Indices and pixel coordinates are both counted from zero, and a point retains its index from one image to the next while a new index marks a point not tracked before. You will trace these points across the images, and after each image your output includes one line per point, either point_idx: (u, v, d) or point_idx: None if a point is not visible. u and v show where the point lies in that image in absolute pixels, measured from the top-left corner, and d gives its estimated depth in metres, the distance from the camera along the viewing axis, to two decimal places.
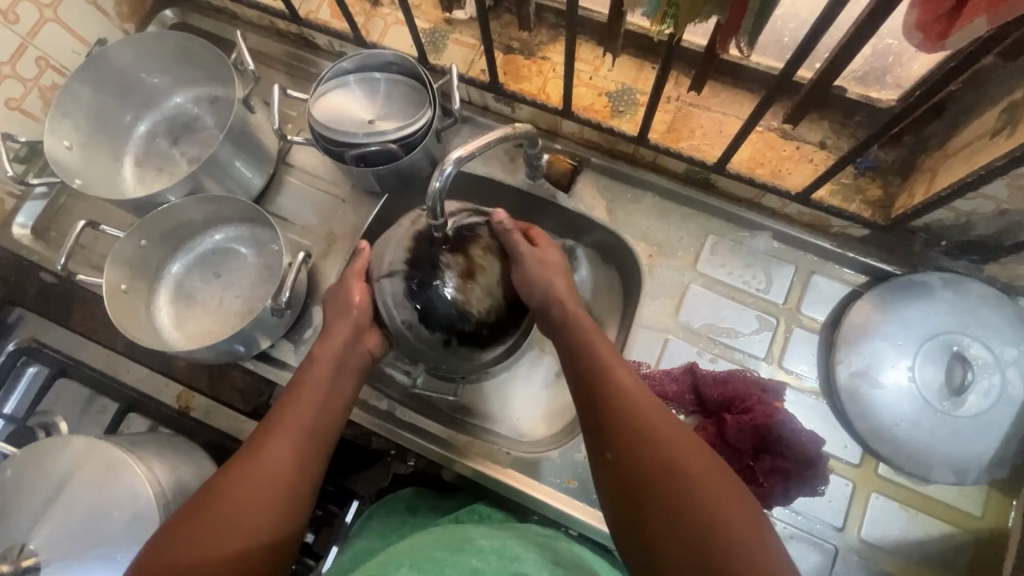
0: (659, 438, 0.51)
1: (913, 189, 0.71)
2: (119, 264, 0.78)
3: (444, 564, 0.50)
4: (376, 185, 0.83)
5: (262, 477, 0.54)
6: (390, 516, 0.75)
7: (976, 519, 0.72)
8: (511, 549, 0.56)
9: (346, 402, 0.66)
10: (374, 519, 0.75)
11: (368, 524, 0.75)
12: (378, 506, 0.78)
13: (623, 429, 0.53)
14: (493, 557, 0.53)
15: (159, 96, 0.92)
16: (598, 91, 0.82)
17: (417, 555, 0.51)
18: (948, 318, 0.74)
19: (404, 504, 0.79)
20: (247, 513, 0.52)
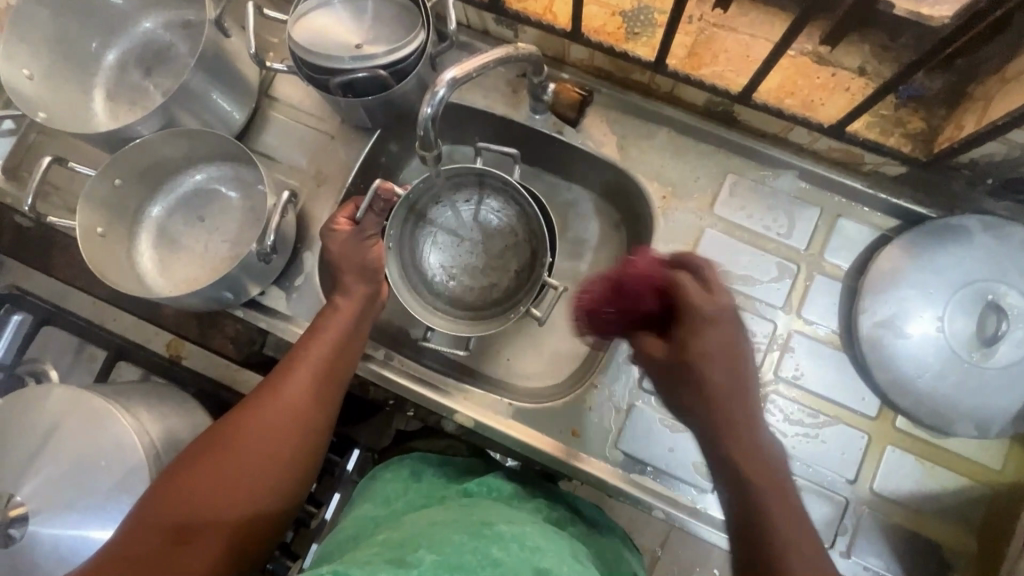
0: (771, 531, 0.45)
1: (962, 120, 0.64)
2: (92, 205, 0.73)
3: (465, 554, 0.48)
4: (367, 119, 0.77)
5: (248, 459, 0.56)
6: (393, 481, 0.71)
7: (994, 473, 0.70)
8: (530, 538, 0.54)
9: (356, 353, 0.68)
10: (376, 484, 0.71)
11: (371, 487, 0.71)
12: (384, 466, 0.75)
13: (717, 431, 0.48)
14: (513, 545, 0.52)
15: (126, 20, 0.83)
16: (611, 10, 0.73)
17: (436, 539, 0.50)
18: (986, 265, 0.68)
19: (409, 468, 0.74)
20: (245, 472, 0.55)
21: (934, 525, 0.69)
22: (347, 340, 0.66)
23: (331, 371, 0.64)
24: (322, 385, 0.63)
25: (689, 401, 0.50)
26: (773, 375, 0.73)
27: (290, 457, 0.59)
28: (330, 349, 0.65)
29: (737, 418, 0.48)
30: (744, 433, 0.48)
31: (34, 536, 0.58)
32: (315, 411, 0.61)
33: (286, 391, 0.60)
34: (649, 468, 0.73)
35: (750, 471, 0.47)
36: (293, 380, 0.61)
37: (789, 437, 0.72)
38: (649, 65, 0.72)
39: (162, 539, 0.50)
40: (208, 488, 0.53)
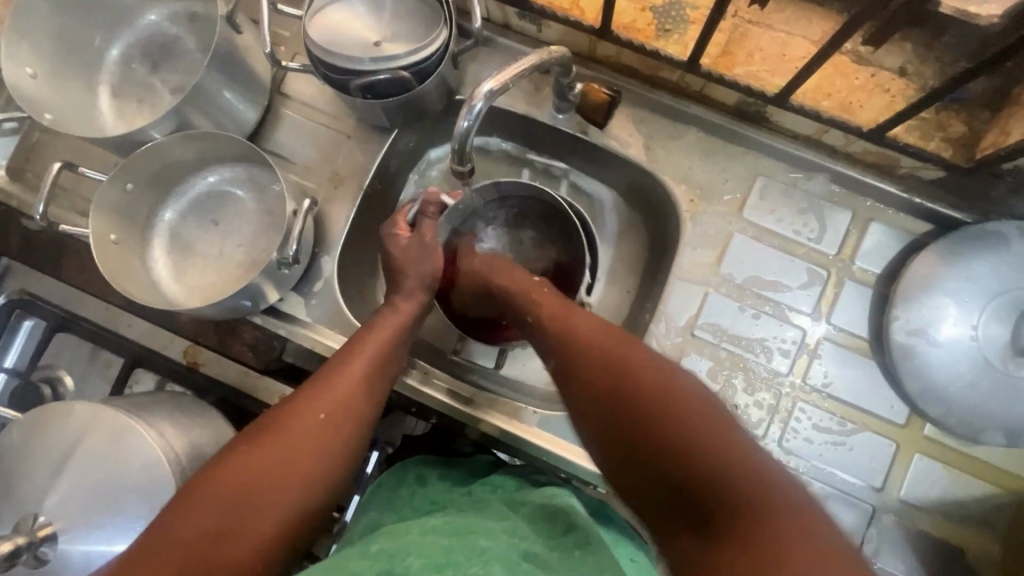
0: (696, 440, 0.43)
1: (1007, 126, 0.62)
2: (104, 212, 0.70)
3: (450, 551, 0.46)
4: (385, 118, 0.74)
5: (297, 448, 0.53)
6: (400, 489, 0.69)
7: (1021, 479, 0.70)
8: (518, 529, 0.52)
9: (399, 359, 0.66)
10: (389, 491, 0.70)
11: (385, 493, 0.70)
12: (389, 474, 0.74)
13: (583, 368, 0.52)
14: (501, 537, 0.50)
15: (130, 13, 0.79)
16: (641, 5, 0.70)
17: (422, 543, 0.48)
18: (1022, 273, 0.67)
19: (415, 473, 0.73)
20: (288, 468, 0.52)
21: (959, 532, 0.70)
22: (398, 339, 0.65)
23: (376, 374, 0.61)
24: (367, 387, 0.60)
25: (590, 388, 0.50)
26: (801, 382, 0.73)
27: (338, 450, 0.56)
28: (382, 345, 0.63)
29: (634, 377, 0.48)
30: (651, 400, 0.46)
31: (64, 553, 0.58)
32: (365, 405, 0.59)
33: (338, 381, 0.58)
34: None
35: (667, 419, 0.44)
36: (345, 373, 0.59)
37: (817, 445, 0.71)
38: (682, 64, 0.69)
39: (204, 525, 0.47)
40: (253, 475, 0.50)
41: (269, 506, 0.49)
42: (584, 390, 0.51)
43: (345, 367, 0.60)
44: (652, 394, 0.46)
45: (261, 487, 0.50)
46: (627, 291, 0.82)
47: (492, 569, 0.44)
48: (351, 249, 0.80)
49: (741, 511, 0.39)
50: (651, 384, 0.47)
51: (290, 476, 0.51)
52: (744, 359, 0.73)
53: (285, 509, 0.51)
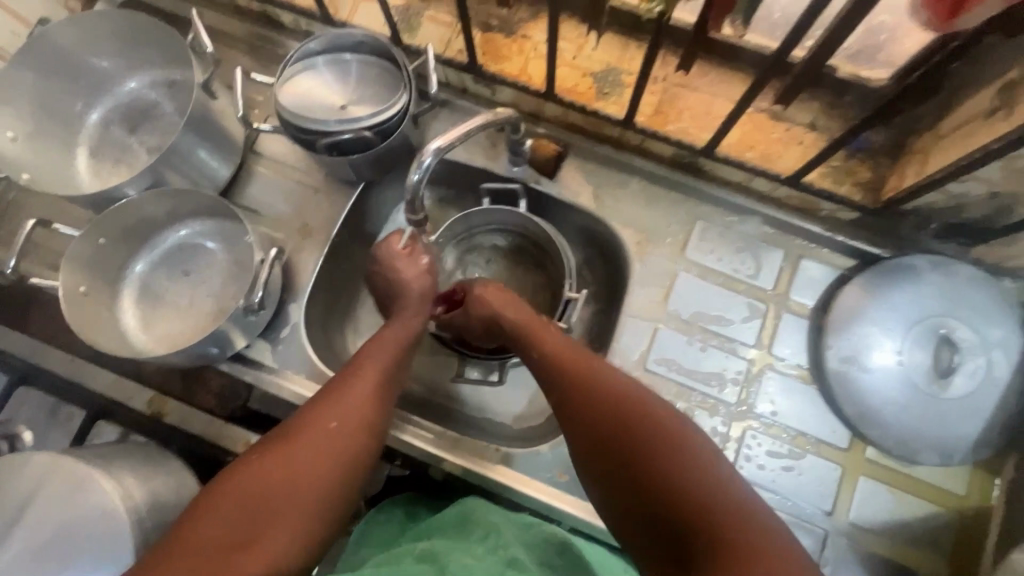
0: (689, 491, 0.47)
1: (903, 172, 0.69)
2: (76, 265, 0.73)
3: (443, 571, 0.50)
4: (352, 174, 0.79)
5: (308, 454, 0.54)
6: (387, 522, 0.72)
7: (961, 498, 0.73)
8: (508, 553, 0.55)
9: (405, 366, 0.68)
10: (373, 529, 0.71)
11: (369, 530, 0.72)
12: (375, 511, 0.75)
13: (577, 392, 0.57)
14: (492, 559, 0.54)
15: (113, 80, 0.85)
16: (582, 72, 0.78)
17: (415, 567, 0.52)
18: (938, 301, 0.73)
19: (401, 511, 0.75)
20: (306, 476, 0.53)
21: (909, 553, 0.72)
22: (402, 351, 0.67)
23: (385, 384, 0.63)
24: (378, 396, 0.61)
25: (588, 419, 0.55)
26: (749, 411, 0.76)
27: (351, 454, 0.57)
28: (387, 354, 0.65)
29: (638, 434, 0.52)
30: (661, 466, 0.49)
31: None
32: (375, 410, 0.60)
33: (349, 388, 0.60)
34: None
35: (665, 467, 0.49)
36: (356, 381, 0.61)
37: (769, 472, 0.74)
38: (618, 121, 0.76)
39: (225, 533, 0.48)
40: (276, 484, 0.52)
41: (287, 515, 0.51)
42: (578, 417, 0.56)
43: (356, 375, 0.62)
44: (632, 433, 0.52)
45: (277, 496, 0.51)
46: (583, 331, 0.86)
47: None
48: (319, 296, 0.83)
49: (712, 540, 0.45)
50: (667, 450, 0.50)
51: (309, 482, 0.53)
52: (695, 390, 0.77)
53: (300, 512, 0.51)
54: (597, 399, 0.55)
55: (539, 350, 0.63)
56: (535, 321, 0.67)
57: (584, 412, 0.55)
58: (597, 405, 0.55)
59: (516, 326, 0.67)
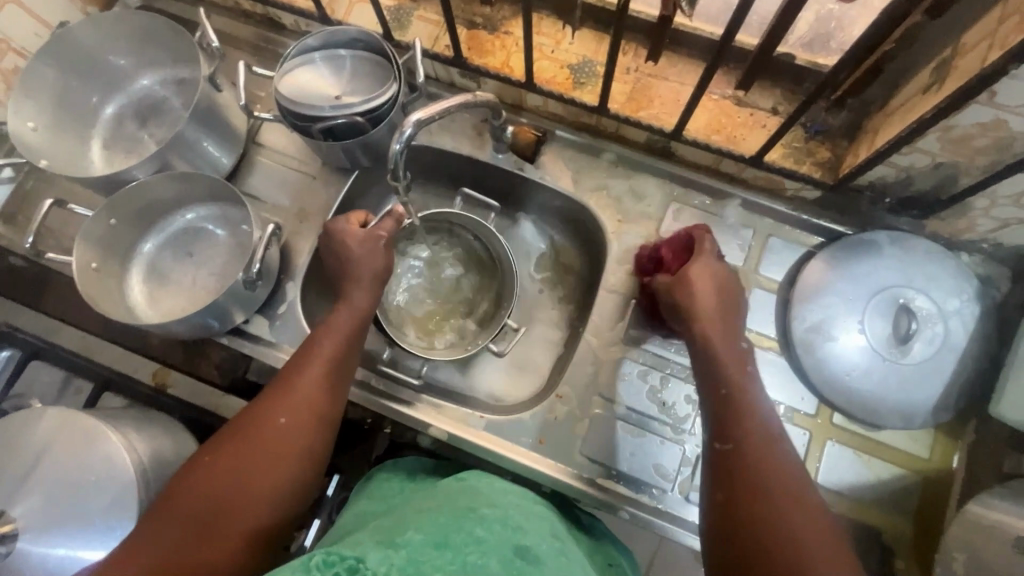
0: (761, 492, 0.54)
1: (858, 150, 0.74)
2: (88, 243, 0.79)
3: (449, 530, 0.48)
4: (345, 160, 0.84)
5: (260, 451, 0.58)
6: (390, 481, 0.74)
7: (924, 461, 0.76)
8: (514, 520, 0.54)
9: (355, 351, 0.69)
10: (370, 488, 0.73)
11: (367, 488, 0.73)
12: (377, 470, 0.77)
13: (724, 390, 0.62)
14: (495, 525, 0.52)
15: (126, 78, 0.92)
16: (560, 64, 0.84)
17: (420, 519, 0.51)
18: (896, 273, 0.77)
19: (404, 471, 0.77)
20: (254, 473, 0.57)
21: (874, 513, 0.75)
22: (351, 341, 0.69)
23: (332, 375, 0.66)
24: (323, 389, 0.64)
25: (723, 416, 0.60)
26: None
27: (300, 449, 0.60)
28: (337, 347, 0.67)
29: (748, 471, 0.56)
30: (759, 502, 0.54)
31: (23, 554, 0.61)
32: (323, 404, 0.64)
33: (296, 385, 0.63)
34: (613, 471, 0.78)
35: (755, 476, 0.55)
36: (303, 377, 0.64)
37: None
38: (594, 108, 0.82)
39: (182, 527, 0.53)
40: (225, 482, 0.56)
41: (239, 509, 0.55)
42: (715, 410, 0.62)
43: (302, 368, 0.65)
44: (743, 441, 0.58)
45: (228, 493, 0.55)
46: (564, 309, 0.90)
47: (489, 560, 0.47)
48: (315, 276, 0.88)
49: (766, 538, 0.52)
50: (770, 487, 0.54)
51: (257, 479, 0.57)
52: (671, 361, 0.81)
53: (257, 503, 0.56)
54: (725, 400, 0.61)
55: (725, 374, 0.62)
56: (717, 314, 0.66)
57: (727, 433, 0.59)
58: (747, 433, 0.58)
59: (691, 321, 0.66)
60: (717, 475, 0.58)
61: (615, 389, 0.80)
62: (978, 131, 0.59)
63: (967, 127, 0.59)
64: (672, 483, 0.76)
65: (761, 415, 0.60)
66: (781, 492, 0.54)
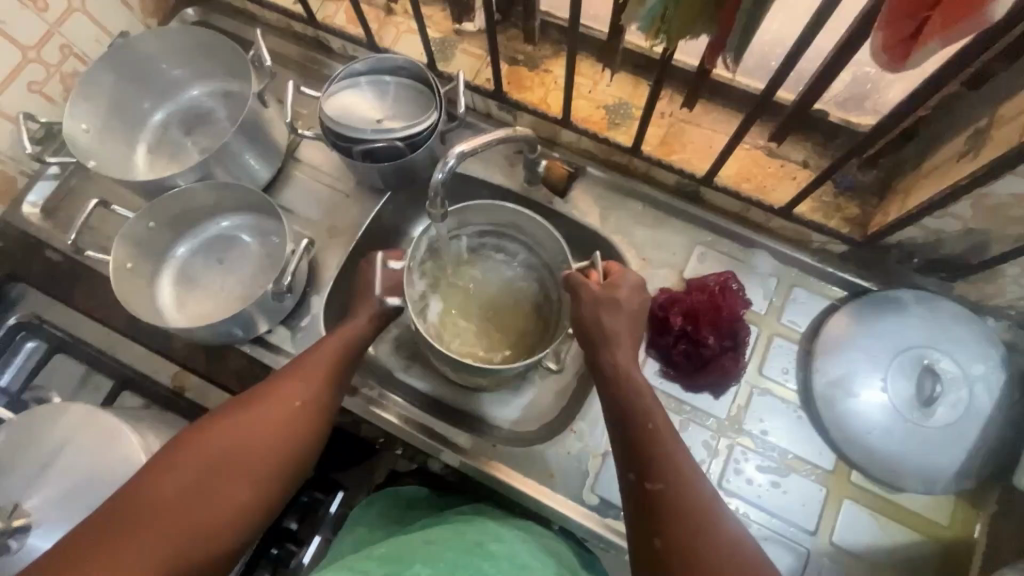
0: (683, 503, 0.52)
1: (888, 208, 0.75)
2: (127, 243, 0.81)
3: (457, 567, 0.51)
4: (379, 182, 0.86)
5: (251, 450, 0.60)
6: (387, 512, 0.74)
7: (944, 529, 0.75)
8: (519, 557, 0.57)
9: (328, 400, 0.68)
10: (372, 509, 0.74)
11: (366, 511, 0.74)
12: (377, 495, 0.77)
13: (618, 406, 0.61)
14: (503, 563, 0.55)
15: (178, 87, 0.95)
16: (596, 104, 0.86)
17: (429, 553, 0.53)
18: (921, 334, 0.77)
19: (403, 501, 0.77)
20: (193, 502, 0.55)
21: None
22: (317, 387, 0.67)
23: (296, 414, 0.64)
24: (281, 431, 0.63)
25: (625, 426, 0.59)
26: (738, 430, 0.79)
27: (303, 447, 0.64)
28: (331, 360, 0.69)
29: (682, 501, 0.53)
30: (685, 517, 0.51)
31: (32, 548, 0.61)
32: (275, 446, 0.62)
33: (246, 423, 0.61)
34: None
35: (676, 491, 0.53)
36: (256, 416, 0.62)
37: (756, 487, 0.77)
38: (628, 149, 0.83)
39: (179, 518, 0.53)
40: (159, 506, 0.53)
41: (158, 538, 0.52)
42: (618, 419, 0.60)
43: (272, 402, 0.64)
44: (645, 451, 0.56)
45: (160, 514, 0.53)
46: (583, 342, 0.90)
47: None
48: (339, 292, 0.89)
49: (686, 550, 0.50)
50: (697, 516, 0.52)
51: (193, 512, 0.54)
52: (690, 404, 0.81)
53: (242, 505, 0.58)
54: (623, 408, 0.60)
55: (636, 407, 0.59)
56: (624, 337, 0.65)
57: (642, 462, 0.56)
58: (659, 463, 0.55)
59: (604, 330, 0.66)
60: (644, 510, 0.54)
61: None
62: (1011, 202, 0.60)
63: (1001, 197, 0.60)
64: None
65: (662, 428, 0.58)
66: (675, 499, 0.53)
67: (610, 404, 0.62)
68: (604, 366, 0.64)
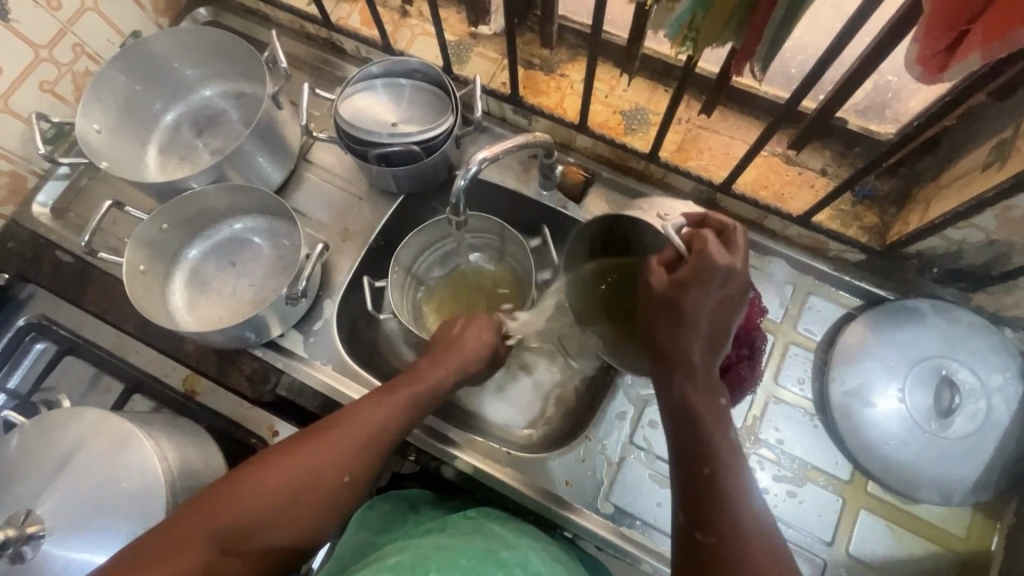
0: (745, 562, 0.47)
1: (907, 218, 0.75)
2: (140, 246, 0.80)
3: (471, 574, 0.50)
4: (393, 186, 0.86)
5: (282, 520, 0.55)
6: (393, 513, 0.73)
7: (961, 540, 0.74)
8: (532, 566, 0.56)
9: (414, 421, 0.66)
10: (377, 511, 0.74)
11: (370, 514, 0.73)
12: (380, 498, 0.76)
13: (692, 437, 0.54)
14: (516, 571, 0.54)
15: (190, 87, 0.95)
16: (613, 109, 0.86)
17: (442, 559, 0.52)
18: (939, 344, 0.76)
19: (407, 503, 0.76)
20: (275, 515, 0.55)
21: None
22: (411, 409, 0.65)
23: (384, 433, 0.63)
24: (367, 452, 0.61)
25: (689, 462, 0.53)
26: (754, 438, 0.79)
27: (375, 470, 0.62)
28: (422, 383, 0.67)
29: (744, 558, 0.48)
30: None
31: (47, 554, 0.61)
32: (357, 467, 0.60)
33: (326, 441, 0.59)
34: (638, 521, 0.76)
35: (737, 546, 0.48)
36: (339, 435, 0.60)
37: (772, 496, 0.76)
38: (644, 155, 0.83)
39: (257, 530, 0.54)
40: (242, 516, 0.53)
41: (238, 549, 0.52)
42: (686, 452, 0.53)
43: (356, 419, 0.61)
44: (708, 494, 0.51)
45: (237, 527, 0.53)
46: None
47: None
48: (352, 296, 0.89)
49: None
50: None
51: (267, 527, 0.54)
52: None
53: (298, 537, 0.56)
54: (691, 439, 0.54)
55: (711, 453, 0.52)
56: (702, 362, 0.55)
57: (703, 515, 0.50)
58: (725, 515, 0.50)
59: (684, 360, 0.55)
60: (694, 556, 0.50)
61: (645, 435, 0.80)
62: None
63: None
64: None
65: (732, 473, 0.51)
66: (735, 555, 0.48)
67: (683, 432, 0.54)
68: (678, 384, 0.56)
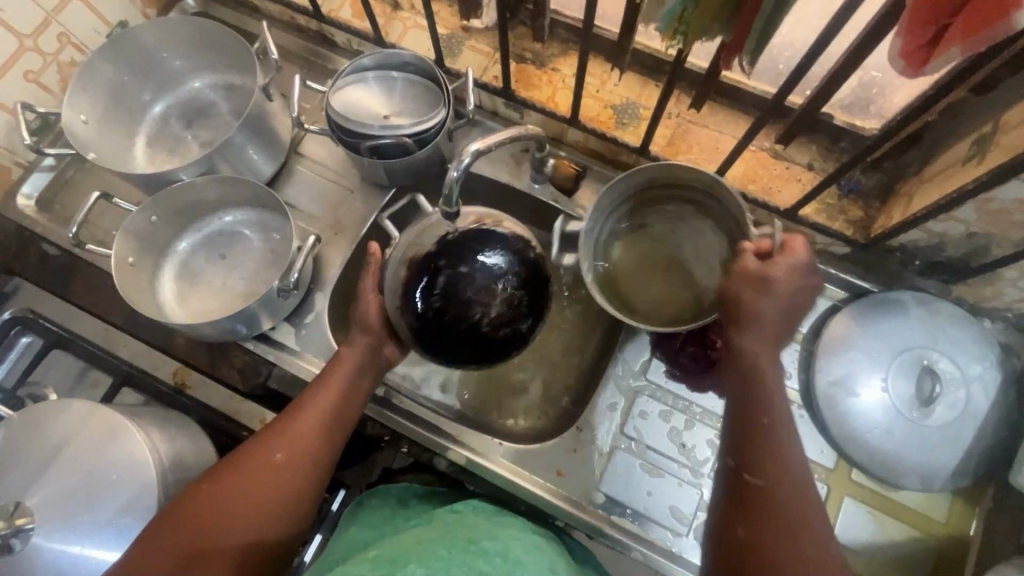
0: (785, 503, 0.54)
1: (891, 212, 0.77)
2: (128, 238, 0.79)
3: (451, 564, 0.51)
4: (385, 178, 0.86)
5: (251, 509, 0.59)
6: (380, 509, 0.73)
7: (941, 525, 0.77)
8: (514, 553, 0.57)
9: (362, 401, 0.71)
10: (363, 509, 0.74)
11: (358, 512, 0.74)
12: (369, 493, 0.77)
13: (751, 400, 0.61)
14: (496, 558, 0.55)
15: (178, 78, 0.94)
16: (604, 103, 0.87)
17: (423, 550, 0.53)
18: (921, 334, 0.78)
19: (395, 497, 0.76)
20: (246, 507, 0.59)
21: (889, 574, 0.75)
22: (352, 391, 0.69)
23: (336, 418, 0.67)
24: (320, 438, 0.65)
25: (744, 422, 0.60)
26: None
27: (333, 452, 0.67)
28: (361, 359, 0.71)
29: (782, 501, 0.54)
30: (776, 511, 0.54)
31: (37, 546, 0.60)
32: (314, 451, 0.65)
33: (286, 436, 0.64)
34: (628, 510, 0.77)
35: (780, 493, 0.55)
36: (294, 427, 0.65)
37: None
38: (635, 149, 0.84)
39: (231, 524, 0.58)
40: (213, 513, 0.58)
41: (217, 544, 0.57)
42: (740, 412, 0.61)
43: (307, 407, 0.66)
44: (754, 446, 0.58)
45: (213, 523, 0.57)
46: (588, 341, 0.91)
47: None
48: (343, 288, 0.89)
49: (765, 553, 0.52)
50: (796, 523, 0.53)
51: (241, 520, 0.58)
52: (694, 403, 0.81)
53: (277, 524, 0.61)
54: (751, 406, 0.60)
55: (766, 410, 0.59)
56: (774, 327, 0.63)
57: (749, 460, 0.57)
58: (768, 461, 0.56)
59: (741, 326, 0.63)
60: (736, 501, 0.56)
61: (635, 426, 0.80)
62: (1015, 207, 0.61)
63: (1005, 202, 0.61)
64: (688, 527, 0.76)
65: (787, 430, 0.58)
66: (778, 494, 0.55)
67: (739, 397, 0.62)
68: (739, 356, 0.63)
